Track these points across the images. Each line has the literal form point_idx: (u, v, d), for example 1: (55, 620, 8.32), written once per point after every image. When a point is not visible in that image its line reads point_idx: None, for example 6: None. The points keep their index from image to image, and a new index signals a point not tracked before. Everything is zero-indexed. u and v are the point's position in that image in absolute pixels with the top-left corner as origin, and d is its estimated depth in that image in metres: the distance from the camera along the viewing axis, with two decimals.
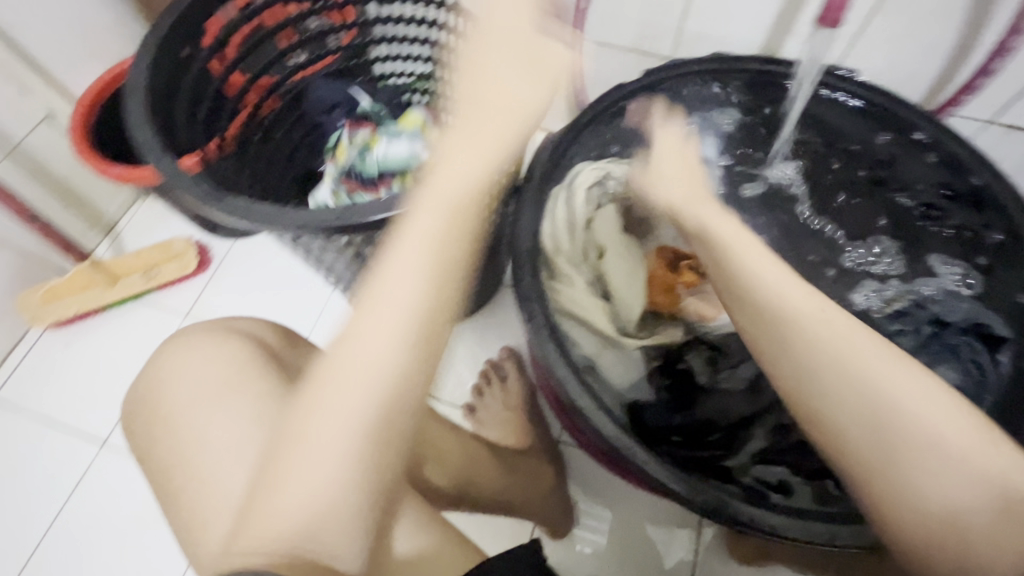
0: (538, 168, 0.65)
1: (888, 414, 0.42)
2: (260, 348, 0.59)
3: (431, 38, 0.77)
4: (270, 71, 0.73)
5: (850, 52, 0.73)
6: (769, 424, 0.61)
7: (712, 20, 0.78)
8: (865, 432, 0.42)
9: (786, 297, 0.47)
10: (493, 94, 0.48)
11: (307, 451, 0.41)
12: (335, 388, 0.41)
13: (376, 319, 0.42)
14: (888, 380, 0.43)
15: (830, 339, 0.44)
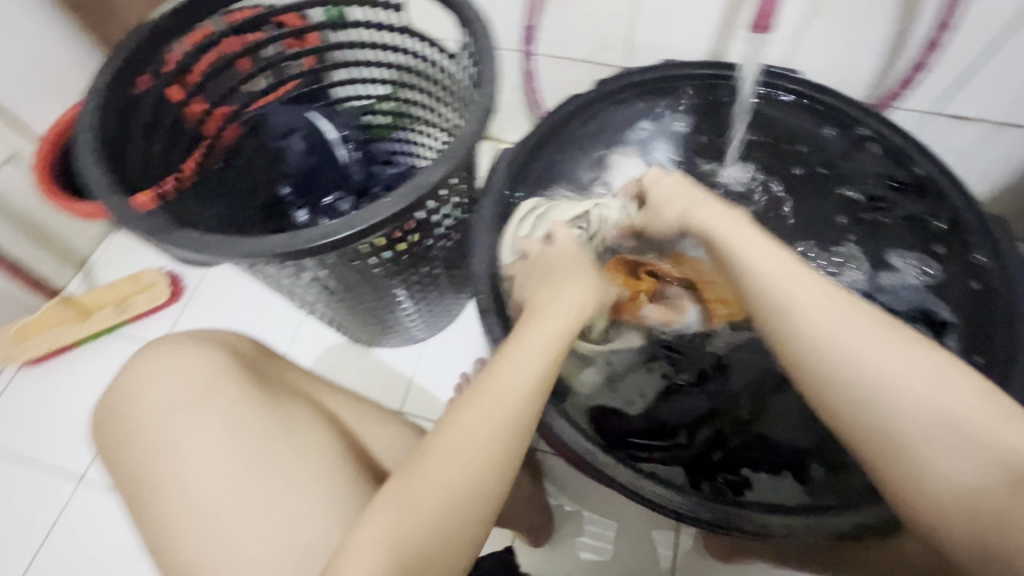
0: (494, 185, 0.67)
1: (892, 399, 0.40)
2: (235, 356, 0.58)
3: (388, 61, 0.78)
4: (230, 100, 0.75)
5: (794, 54, 0.75)
6: (732, 423, 0.63)
7: (658, 29, 0.80)
8: (873, 418, 0.40)
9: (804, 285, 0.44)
10: (570, 273, 0.54)
11: (394, 525, 0.40)
12: (428, 474, 0.42)
13: (482, 411, 0.44)
14: (890, 369, 0.40)
15: (846, 336, 0.41)
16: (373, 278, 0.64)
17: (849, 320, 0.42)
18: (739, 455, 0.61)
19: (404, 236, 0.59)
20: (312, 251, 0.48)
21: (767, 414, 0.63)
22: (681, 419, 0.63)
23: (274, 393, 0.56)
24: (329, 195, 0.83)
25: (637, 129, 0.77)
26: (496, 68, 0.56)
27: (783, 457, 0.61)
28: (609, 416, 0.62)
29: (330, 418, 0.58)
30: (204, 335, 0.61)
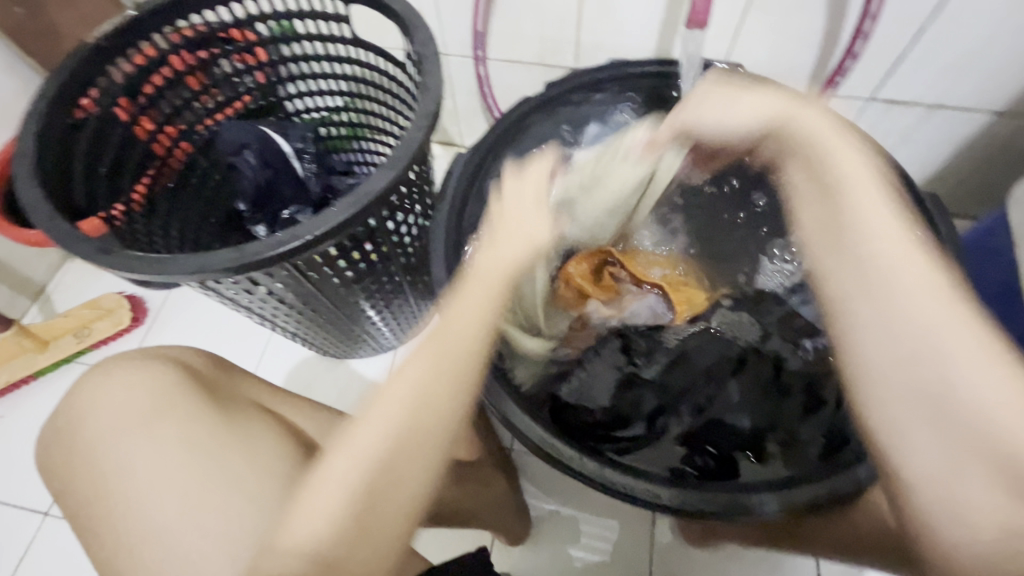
0: (452, 188, 0.67)
1: (929, 384, 0.40)
2: (190, 372, 0.58)
3: (340, 73, 0.79)
4: (181, 118, 0.75)
5: (735, 48, 0.78)
6: (689, 408, 0.64)
7: (604, 30, 0.82)
8: (899, 396, 0.41)
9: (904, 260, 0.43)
10: (519, 234, 0.48)
11: (343, 486, 0.40)
12: (373, 433, 0.42)
13: (423, 368, 0.44)
14: (943, 357, 0.40)
15: (926, 318, 0.41)
16: (332, 291, 0.64)
17: (925, 300, 0.41)
18: (699, 438, 0.62)
19: (360, 246, 0.59)
20: (260, 264, 0.48)
21: (720, 397, 0.64)
22: (639, 409, 0.64)
23: (230, 407, 0.56)
24: (287, 208, 0.79)
25: (575, 129, 0.78)
26: (440, 73, 0.56)
27: (741, 436, 0.62)
28: (570, 412, 0.62)
29: (292, 431, 0.58)
30: (158, 352, 0.61)
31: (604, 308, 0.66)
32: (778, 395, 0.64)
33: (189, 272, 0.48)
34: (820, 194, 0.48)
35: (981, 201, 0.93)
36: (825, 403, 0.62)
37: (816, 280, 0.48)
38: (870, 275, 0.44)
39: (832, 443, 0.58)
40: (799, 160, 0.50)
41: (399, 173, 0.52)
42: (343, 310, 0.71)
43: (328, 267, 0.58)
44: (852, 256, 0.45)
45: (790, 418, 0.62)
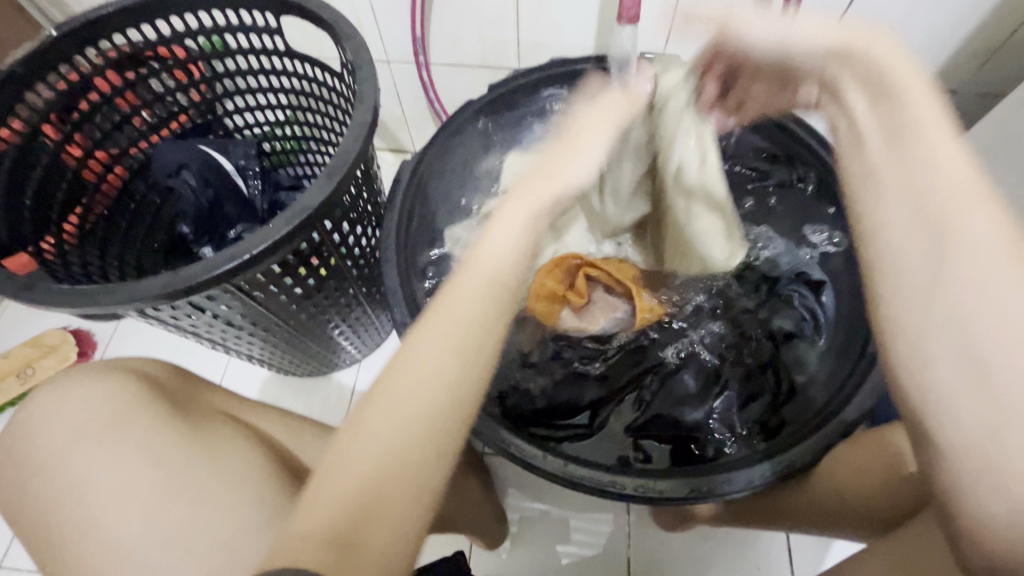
0: (400, 195, 0.66)
1: (977, 342, 0.32)
2: (150, 384, 0.55)
3: (279, 86, 0.78)
4: (113, 141, 0.73)
5: (671, 40, 0.80)
6: (631, 399, 0.64)
7: (542, 30, 0.83)
8: (947, 358, 0.33)
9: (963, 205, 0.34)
10: (542, 174, 0.43)
11: (358, 461, 0.35)
12: (385, 411, 0.37)
13: (437, 344, 0.38)
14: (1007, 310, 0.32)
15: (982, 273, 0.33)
16: (286, 305, 0.61)
17: (990, 250, 0.33)
18: (642, 432, 0.61)
19: (309, 256, 0.58)
20: (200, 285, 0.47)
21: (663, 391, 0.62)
22: (584, 400, 0.63)
23: (195, 419, 0.53)
24: (234, 227, 0.78)
25: (509, 117, 0.76)
26: (373, 79, 0.56)
27: (683, 430, 0.59)
28: (516, 404, 0.63)
29: (262, 439, 0.57)
30: (114, 364, 0.57)
31: (579, 317, 0.65)
32: (719, 388, 0.62)
33: (121, 302, 0.46)
34: (887, 133, 0.38)
35: None
36: (762, 392, 0.62)
37: (863, 237, 0.40)
38: (930, 221, 0.35)
39: (766, 429, 0.60)
40: (860, 94, 0.39)
41: (339, 183, 0.51)
42: (297, 329, 0.69)
43: (272, 285, 0.57)
44: (913, 202, 0.36)
45: (731, 410, 0.61)
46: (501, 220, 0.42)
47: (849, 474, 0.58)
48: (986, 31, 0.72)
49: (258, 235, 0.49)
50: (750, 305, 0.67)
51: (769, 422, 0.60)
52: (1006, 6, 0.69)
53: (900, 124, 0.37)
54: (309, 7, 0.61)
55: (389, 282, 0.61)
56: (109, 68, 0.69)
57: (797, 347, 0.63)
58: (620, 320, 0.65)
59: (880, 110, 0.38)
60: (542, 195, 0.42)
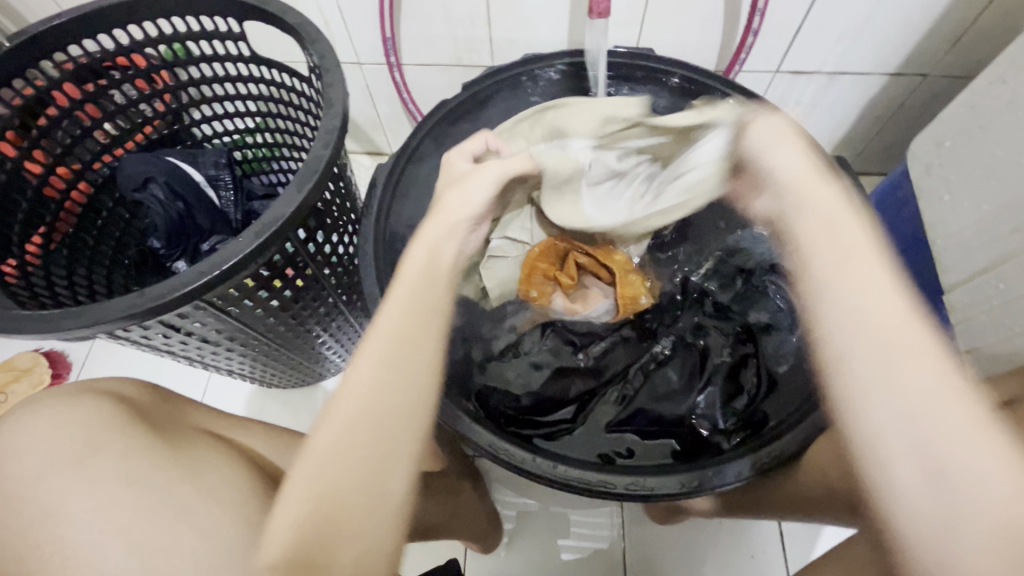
0: (376, 201, 0.65)
1: (936, 456, 0.33)
2: (128, 407, 0.53)
3: (247, 93, 0.76)
4: (77, 154, 0.71)
5: (644, 33, 0.80)
6: (615, 395, 0.61)
7: (514, 27, 0.82)
8: (911, 476, 0.33)
9: (898, 328, 0.35)
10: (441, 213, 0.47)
11: (307, 499, 0.36)
12: (322, 456, 0.37)
13: (372, 371, 0.39)
14: (942, 429, 0.33)
15: (927, 392, 0.34)
16: (264, 317, 0.60)
17: (930, 367, 0.34)
18: (622, 425, 0.59)
19: (284, 267, 0.56)
20: (168, 304, 0.46)
21: (647, 384, 0.60)
22: (567, 395, 0.60)
23: (178, 439, 0.52)
24: (207, 240, 0.74)
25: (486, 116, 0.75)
26: (341, 81, 0.54)
27: (663, 424, 0.59)
28: (496, 397, 0.60)
29: (247, 456, 0.55)
30: (89, 387, 0.55)
31: (568, 302, 0.64)
32: (703, 383, 0.60)
33: (85, 324, 0.45)
34: (832, 253, 0.38)
35: (884, 160, 1.00)
36: (744, 389, 0.60)
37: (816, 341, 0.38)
38: (878, 340, 0.35)
39: (750, 424, 0.58)
40: (811, 215, 0.39)
41: (308, 193, 0.50)
42: (281, 340, 0.68)
43: (247, 298, 0.55)
44: (858, 320, 0.36)
45: (715, 406, 0.59)
46: (426, 235, 0.46)
47: (817, 474, 0.57)
48: (950, 16, 0.73)
49: (222, 250, 0.48)
50: (727, 300, 0.66)
51: (753, 417, 0.58)
52: None
53: (842, 247, 0.38)
54: (271, 11, 0.59)
55: (370, 290, 0.60)
56: (67, 80, 0.67)
57: (773, 339, 0.63)
58: (607, 307, 0.64)
59: (831, 230, 0.39)
60: (439, 233, 0.46)
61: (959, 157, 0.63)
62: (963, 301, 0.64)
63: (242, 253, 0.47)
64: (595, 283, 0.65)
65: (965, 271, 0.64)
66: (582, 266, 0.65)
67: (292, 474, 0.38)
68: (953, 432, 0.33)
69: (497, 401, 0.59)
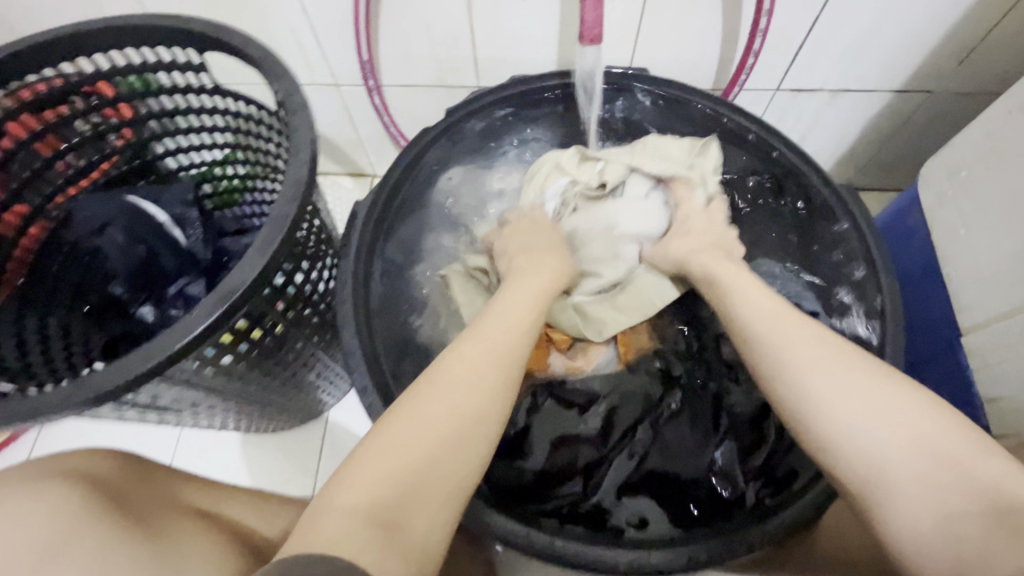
0: (355, 243, 0.60)
1: (867, 412, 0.40)
2: (94, 487, 0.48)
3: (213, 125, 0.71)
4: (27, 194, 0.65)
5: (637, 50, 0.75)
6: (623, 456, 0.56)
7: (501, 46, 0.77)
8: (858, 423, 0.40)
9: (816, 327, 0.46)
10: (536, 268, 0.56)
11: (378, 469, 0.38)
12: (394, 431, 0.40)
13: (458, 362, 0.45)
14: (865, 391, 0.41)
15: (848, 369, 0.43)
16: (230, 381, 0.54)
17: (848, 351, 0.44)
18: (635, 490, 0.55)
19: (250, 328, 0.51)
20: (111, 394, 0.41)
21: (657, 442, 0.56)
22: (574, 464, 0.56)
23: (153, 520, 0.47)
24: (173, 282, 0.71)
25: (476, 145, 0.70)
26: (312, 122, 0.50)
27: (677, 486, 0.55)
28: (503, 469, 0.55)
29: (230, 534, 0.51)
30: (44, 465, 0.50)
31: (568, 360, 0.60)
32: (719, 438, 0.57)
33: (18, 417, 0.40)
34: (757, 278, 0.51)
35: (890, 176, 0.95)
36: (766, 441, 0.56)
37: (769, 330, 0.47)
38: (814, 331, 0.46)
39: (772, 482, 0.54)
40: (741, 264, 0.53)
41: (271, 257, 0.45)
42: (256, 398, 0.62)
43: (209, 364, 0.49)
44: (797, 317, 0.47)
45: (734, 463, 0.55)
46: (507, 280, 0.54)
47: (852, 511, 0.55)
48: (962, 31, 0.69)
49: (163, 337, 0.42)
50: None
51: (776, 472, 0.54)
52: (982, 3, 0.65)
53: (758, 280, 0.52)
54: (232, 43, 0.54)
55: (348, 343, 0.56)
56: (23, 110, 0.61)
57: None
58: (609, 361, 0.60)
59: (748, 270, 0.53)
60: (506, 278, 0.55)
61: (979, 189, 0.59)
62: (981, 344, 0.60)
63: (195, 331, 0.42)
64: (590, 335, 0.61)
65: (986, 311, 0.59)
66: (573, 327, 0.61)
67: (356, 460, 0.39)
68: (871, 396, 0.41)
69: (498, 470, 0.55)
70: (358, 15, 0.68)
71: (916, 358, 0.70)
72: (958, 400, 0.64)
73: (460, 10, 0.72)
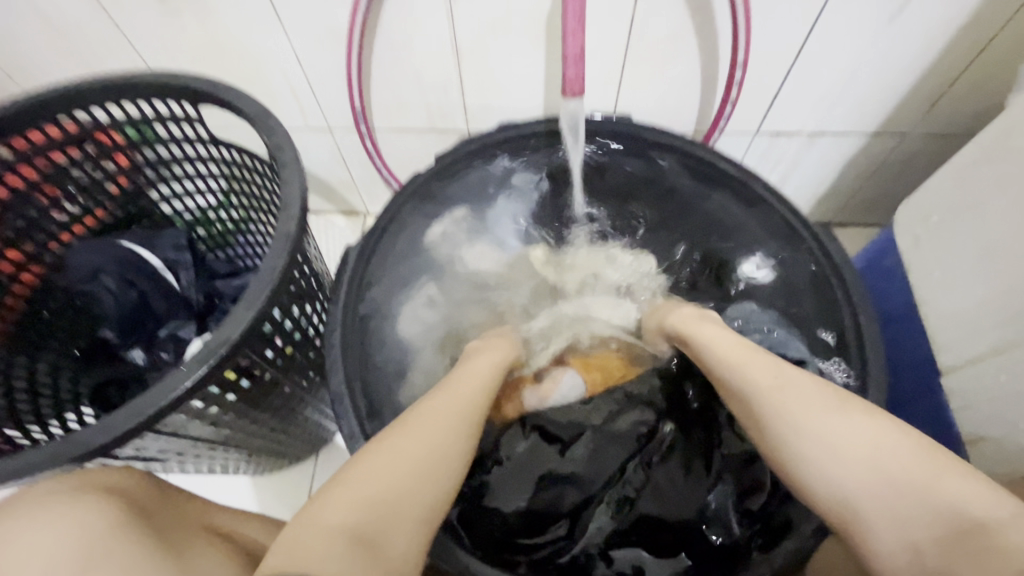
0: (344, 288, 0.60)
1: (823, 431, 0.44)
2: (120, 490, 0.45)
3: (208, 172, 0.72)
4: (24, 240, 0.66)
5: (620, 98, 0.78)
6: (614, 500, 0.56)
7: (489, 93, 0.80)
8: (816, 443, 0.43)
9: (773, 364, 0.50)
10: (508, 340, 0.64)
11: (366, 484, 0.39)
12: (382, 452, 0.42)
13: (442, 406, 0.48)
14: (818, 412, 0.45)
15: (803, 395, 0.46)
16: (218, 430, 0.55)
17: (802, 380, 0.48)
18: (625, 538, 0.55)
19: (238, 377, 0.51)
20: (98, 450, 0.41)
21: (649, 485, 0.56)
22: (562, 508, 0.55)
23: (183, 531, 0.45)
24: (164, 326, 0.72)
25: (464, 189, 0.72)
26: (303, 176, 0.51)
27: (670, 531, 0.55)
28: (486, 517, 0.55)
29: (248, 551, 0.47)
30: None
31: (536, 389, 0.61)
32: (713, 482, 0.57)
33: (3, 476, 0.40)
34: (722, 331, 0.57)
35: (869, 215, 0.98)
36: (762, 486, 0.56)
37: (731, 371, 0.52)
38: (772, 368, 0.50)
39: (766, 529, 0.54)
40: (709, 323, 0.59)
41: (261, 309, 0.46)
42: (244, 444, 0.62)
43: (199, 414, 0.50)
44: (756, 358, 0.52)
45: (727, 508, 0.56)
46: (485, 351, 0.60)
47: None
48: (929, 78, 0.72)
49: (150, 392, 0.43)
50: None
51: (774, 519, 0.54)
52: (948, 53, 0.69)
53: (720, 329, 0.57)
54: (228, 99, 0.56)
55: (337, 390, 0.55)
56: (23, 161, 0.62)
57: None
58: (574, 382, 0.62)
59: (712, 323, 0.59)
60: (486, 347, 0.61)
61: (952, 233, 0.61)
62: (959, 385, 0.61)
63: (185, 387, 0.43)
64: (555, 368, 0.64)
65: (969, 352, 0.60)
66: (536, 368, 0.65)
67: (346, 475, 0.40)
68: (827, 417, 0.44)
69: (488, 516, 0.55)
70: (351, 68, 0.70)
71: (900, 398, 0.70)
72: (945, 440, 0.65)
73: (450, 60, 0.75)
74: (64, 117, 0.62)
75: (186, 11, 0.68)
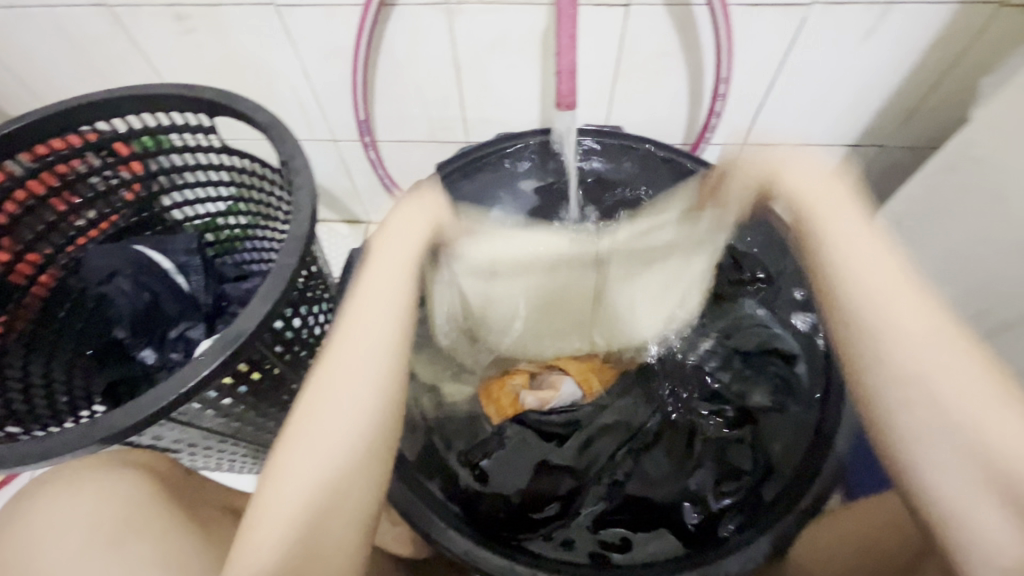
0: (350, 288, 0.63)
1: (958, 427, 0.36)
2: (140, 475, 0.48)
3: (218, 180, 0.76)
4: (42, 244, 0.70)
5: (612, 111, 0.82)
6: (604, 485, 0.59)
7: (487, 107, 0.84)
8: (943, 440, 0.37)
9: (921, 310, 0.39)
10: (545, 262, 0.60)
11: (285, 508, 0.39)
12: (289, 464, 0.40)
13: (341, 373, 0.42)
14: (959, 405, 0.36)
15: (943, 372, 0.37)
16: (229, 421, 0.57)
17: (949, 345, 0.38)
18: (615, 518, 0.58)
19: (250, 370, 0.54)
20: (121, 434, 0.44)
21: (637, 471, 0.59)
22: (556, 491, 0.58)
23: (200, 514, 0.47)
24: (176, 326, 0.74)
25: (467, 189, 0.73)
26: (314, 181, 0.55)
27: (654, 512, 0.58)
28: (482, 503, 0.57)
29: None
30: None
31: (535, 394, 0.63)
32: (694, 465, 0.60)
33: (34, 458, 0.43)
34: (862, 237, 0.43)
35: None
36: (739, 471, 0.59)
37: (867, 309, 0.40)
38: (917, 318, 0.39)
39: (747, 507, 0.57)
40: (846, 214, 0.44)
41: (274, 304, 0.49)
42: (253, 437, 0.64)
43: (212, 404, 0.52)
44: (900, 297, 0.40)
45: (706, 488, 0.58)
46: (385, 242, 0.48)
47: (836, 539, 0.56)
48: (901, 94, 0.77)
49: (170, 380, 0.46)
50: (728, 379, 0.65)
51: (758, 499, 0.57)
52: (920, 67, 0.73)
53: (865, 233, 0.43)
54: (241, 110, 0.60)
55: None
56: (44, 169, 0.66)
57: (772, 419, 0.62)
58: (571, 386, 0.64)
59: (853, 218, 0.44)
60: (391, 232, 0.49)
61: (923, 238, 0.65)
62: None
63: (202, 373, 0.46)
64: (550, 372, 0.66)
65: None
66: (529, 372, 0.67)
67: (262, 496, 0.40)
68: (970, 414, 0.36)
69: (483, 501, 0.57)
70: (357, 83, 0.74)
71: None
72: None
73: (450, 74, 0.79)
74: (84, 127, 0.65)
75: (200, 28, 0.73)
